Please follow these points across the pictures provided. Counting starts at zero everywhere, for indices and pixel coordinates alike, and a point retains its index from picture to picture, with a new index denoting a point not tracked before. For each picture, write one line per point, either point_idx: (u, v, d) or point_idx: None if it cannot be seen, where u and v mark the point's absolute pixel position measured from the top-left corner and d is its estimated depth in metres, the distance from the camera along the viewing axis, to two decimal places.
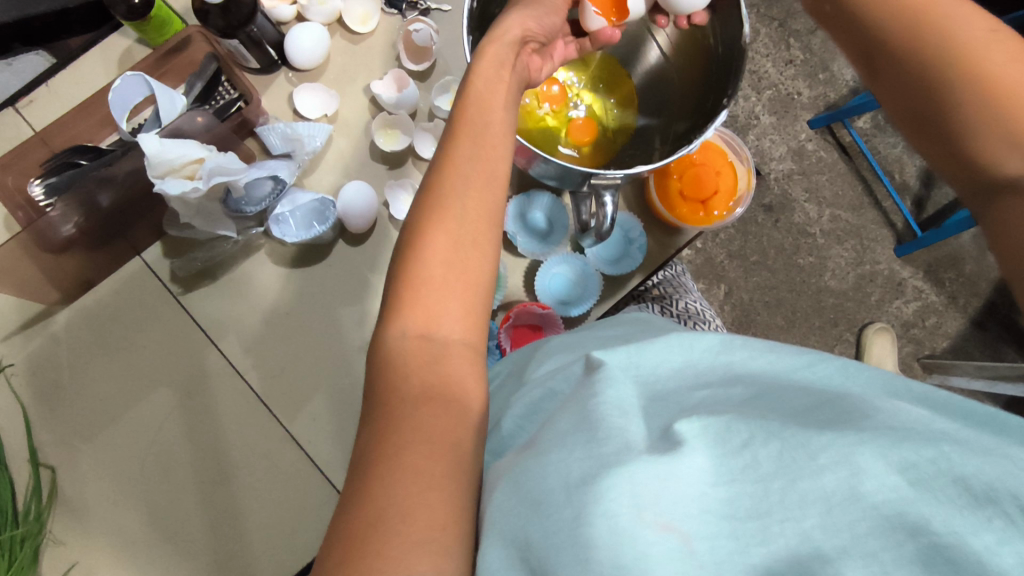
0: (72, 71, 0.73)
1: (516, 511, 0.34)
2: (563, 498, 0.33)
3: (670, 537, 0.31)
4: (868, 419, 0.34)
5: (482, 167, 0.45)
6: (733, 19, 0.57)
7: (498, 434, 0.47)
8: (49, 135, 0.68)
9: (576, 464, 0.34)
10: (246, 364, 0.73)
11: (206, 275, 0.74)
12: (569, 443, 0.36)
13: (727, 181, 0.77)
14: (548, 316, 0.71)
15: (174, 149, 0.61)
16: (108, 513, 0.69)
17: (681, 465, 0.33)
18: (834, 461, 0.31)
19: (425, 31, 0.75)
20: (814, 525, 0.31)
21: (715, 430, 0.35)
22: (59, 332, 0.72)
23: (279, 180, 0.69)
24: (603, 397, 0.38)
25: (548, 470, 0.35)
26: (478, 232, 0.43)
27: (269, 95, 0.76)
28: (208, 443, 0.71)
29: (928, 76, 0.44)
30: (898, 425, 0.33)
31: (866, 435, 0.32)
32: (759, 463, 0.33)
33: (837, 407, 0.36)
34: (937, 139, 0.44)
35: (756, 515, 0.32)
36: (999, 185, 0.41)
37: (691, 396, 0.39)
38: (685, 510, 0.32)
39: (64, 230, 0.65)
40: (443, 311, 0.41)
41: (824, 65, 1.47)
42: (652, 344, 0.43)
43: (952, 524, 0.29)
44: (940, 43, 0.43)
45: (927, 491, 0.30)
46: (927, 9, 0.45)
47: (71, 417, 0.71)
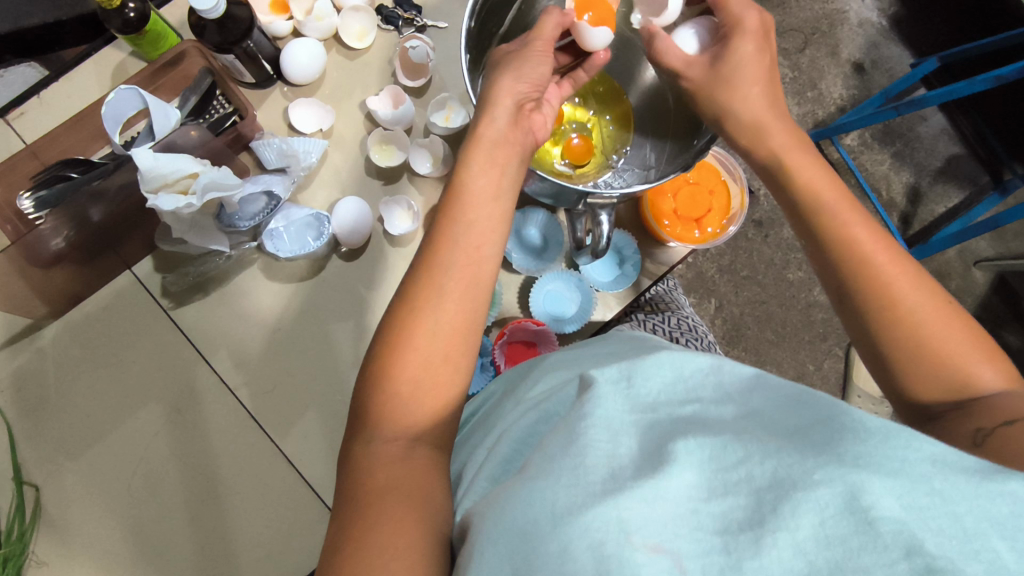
0: (64, 82, 0.72)
1: (511, 548, 0.33)
2: (549, 527, 0.33)
3: (662, 559, 0.31)
4: (861, 442, 0.32)
5: (466, 267, 0.47)
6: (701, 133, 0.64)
7: (492, 458, 0.45)
8: (40, 147, 0.67)
9: (561, 493, 0.34)
10: (237, 380, 0.72)
11: (197, 289, 0.73)
12: (555, 466, 0.35)
13: (720, 201, 0.78)
14: (541, 332, 0.70)
15: (169, 163, 0.60)
16: (92, 531, 0.68)
17: (668, 487, 0.33)
18: (832, 477, 0.31)
19: (421, 49, 0.76)
20: (807, 536, 0.30)
21: (710, 449, 0.35)
22: (45, 346, 0.71)
23: (273, 196, 0.70)
24: (592, 418, 0.38)
25: (534, 498, 0.34)
26: (451, 347, 0.45)
27: (264, 110, 0.76)
28: (196, 460, 0.70)
29: (867, 298, 0.47)
30: (892, 451, 0.31)
31: (861, 460, 0.31)
32: (755, 479, 0.33)
33: (832, 424, 0.35)
34: (875, 360, 0.47)
35: (749, 526, 0.31)
36: (935, 414, 0.44)
37: (682, 413, 0.39)
38: (673, 530, 0.32)
39: (54, 244, 0.64)
40: (417, 406, 0.43)
41: (812, 84, 1.55)
42: (646, 358, 0.42)
43: (944, 548, 0.28)
44: (879, 275, 0.47)
45: (919, 515, 0.29)
46: (854, 238, 0.49)
47: (56, 434, 0.69)
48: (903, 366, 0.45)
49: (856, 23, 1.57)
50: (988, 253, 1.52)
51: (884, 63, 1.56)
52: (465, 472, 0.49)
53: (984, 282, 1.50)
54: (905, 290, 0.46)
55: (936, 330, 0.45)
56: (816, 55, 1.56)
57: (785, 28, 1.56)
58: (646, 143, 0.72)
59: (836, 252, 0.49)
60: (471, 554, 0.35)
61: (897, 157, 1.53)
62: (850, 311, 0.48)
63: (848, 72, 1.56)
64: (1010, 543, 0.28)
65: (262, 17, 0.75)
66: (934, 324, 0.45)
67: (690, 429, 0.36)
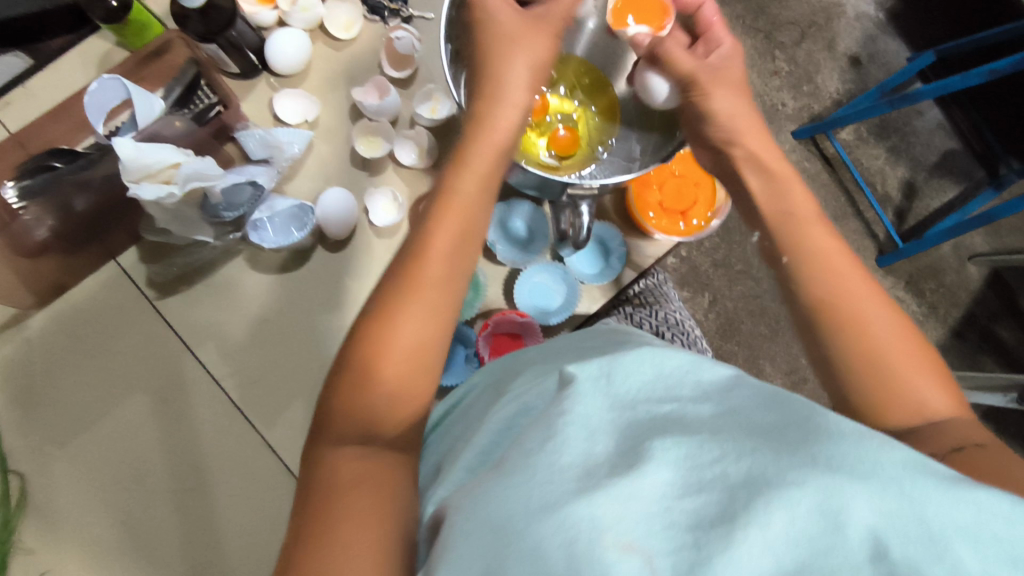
0: (50, 73, 0.72)
1: (482, 544, 0.33)
2: (522, 524, 0.32)
3: (634, 558, 0.30)
4: (839, 447, 0.33)
5: (448, 279, 0.48)
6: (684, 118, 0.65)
7: (469, 452, 0.45)
8: (25, 137, 0.67)
9: (536, 491, 0.34)
10: (223, 370, 0.72)
11: (183, 280, 0.73)
12: (531, 463, 0.35)
13: (705, 194, 0.77)
14: (526, 324, 0.71)
15: (151, 154, 0.60)
16: (79, 520, 0.68)
17: (641, 484, 0.33)
18: (805, 479, 0.31)
19: (407, 40, 0.75)
20: (777, 535, 0.30)
21: (686, 447, 0.34)
22: (33, 336, 0.71)
23: (257, 186, 0.69)
24: (571, 416, 0.37)
25: (508, 493, 0.34)
26: (426, 358, 0.46)
27: (249, 101, 0.75)
28: (183, 450, 0.71)
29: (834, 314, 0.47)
30: (866, 456, 0.32)
31: (833, 463, 0.32)
32: (729, 476, 0.33)
33: (806, 426, 0.35)
34: (833, 378, 0.46)
35: (719, 523, 0.31)
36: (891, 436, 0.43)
37: (659, 407, 0.38)
38: (645, 528, 0.31)
39: (38, 233, 0.67)
40: (391, 412, 0.45)
41: (808, 77, 1.54)
42: (630, 353, 0.41)
43: (909, 552, 0.28)
44: (848, 292, 0.47)
45: (891, 520, 0.29)
46: (822, 251, 0.50)
47: (44, 424, 0.70)
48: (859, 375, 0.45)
49: (853, 16, 1.57)
50: (983, 249, 1.53)
51: (880, 57, 1.56)
52: (443, 462, 0.49)
53: (978, 276, 1.52)
54: (871, 307, 0.46)
55: (899, 350, 0.45)
56: (812, 49, 1.55)
57: (781, 22, 1.55)
58: (632, 135, 0.73)
59: (809, 265, 0.49)
60: (445, 549, 0.35)
61: (892, 151, 1.54)
62: (813, 326, 0.47)
63: (844, 66, 1.55)
64: (974, 546, 0.28)
65: (246, 7, 0.75)
66: (895, 345, 0.45)
67: (668, 428, 0.36)
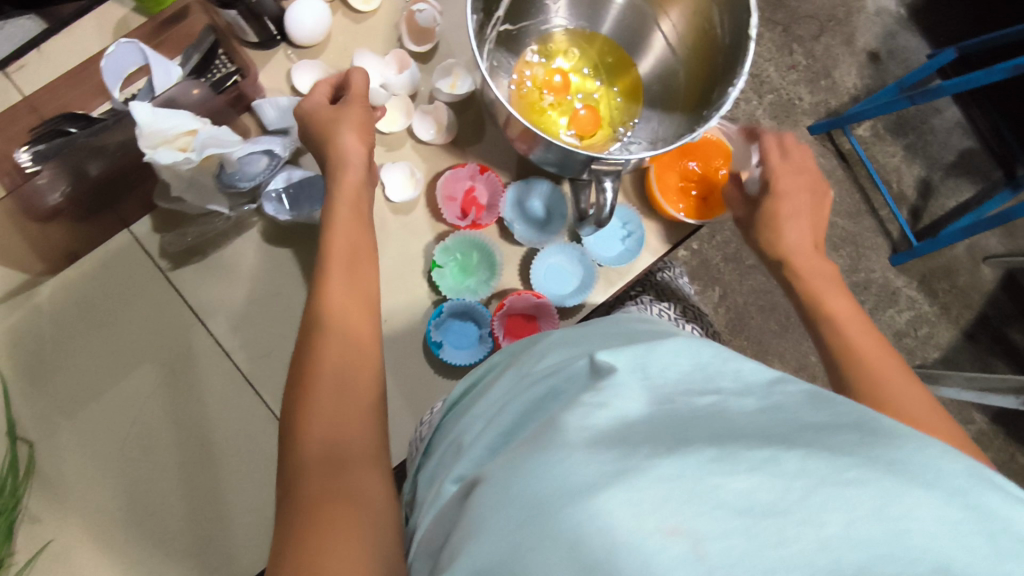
0: (64, 37, 0.71)
1: (514, 523, 0.32)
2: (564, 501, 0.31)
3: (681, 543, 0.29)
4: (898, 448, 0.32)
5: None
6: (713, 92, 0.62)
7: (493, 435, 0.44)
8: (39, 101, 0.66)
9: (572, 470, 0.32)
10: (234, 344, 0.71)
11: (196, 251, 0.72)
12: (574, 440, 0.34)
13: (730, 175, 0.75)
14: (541, 305, 0.70)
15: (168, 120, 0.60)
16: (86, 490, 0.68)
17: (686, 466, 0.31)
18: (867, 479, 0.30)
19: (428, 12, 0.73)
20: (835, 532, 0.29)
21: (733, 439, 0.33)
22: (43, 304, 0.70)
23: (273, 156, 0.68)
24: (609, 404, 0.37)
25: (544, 470, 0.33)
26: None
27: (267, 71, 0.73)
28: (192, 423, 0.70)
29: None
30: (928, 464, 0.31)
31: (894, 466, 0.31)
32: (782, 464, 0.31)
33: (861, 427, 0.34)
34: None
35: (773, 512, 0.30)
36: None
37: (700, 401, 0.37)
38: (692, 512, 0.30)
39: (51, 199, 0.64)
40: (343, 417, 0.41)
41: (826, 72, 1.53)
42: (666, 346, 0.42)
43: (975, 567, 0.28)
44: None
45: (955, 530, 0.29)
46: None
47: (53, 392, 0.69)
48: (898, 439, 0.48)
49: (873, 11, 1.55)
50: (998, 249, 1.52)
51: (900, 53, 1.54)
52: (460, 443, 0.49)
53: (993, 278, 1.51)
54: None
55: None
56: (831, 43, 1.53)
57: (800, 14, 1.53)
58: (656, 116, 0.70)
59: None
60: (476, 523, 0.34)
61: (909, 149, 1.53)
62: None
63: (863, 62, 1.53)
64: None
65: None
66: None
67: (711, 419, 0.35)
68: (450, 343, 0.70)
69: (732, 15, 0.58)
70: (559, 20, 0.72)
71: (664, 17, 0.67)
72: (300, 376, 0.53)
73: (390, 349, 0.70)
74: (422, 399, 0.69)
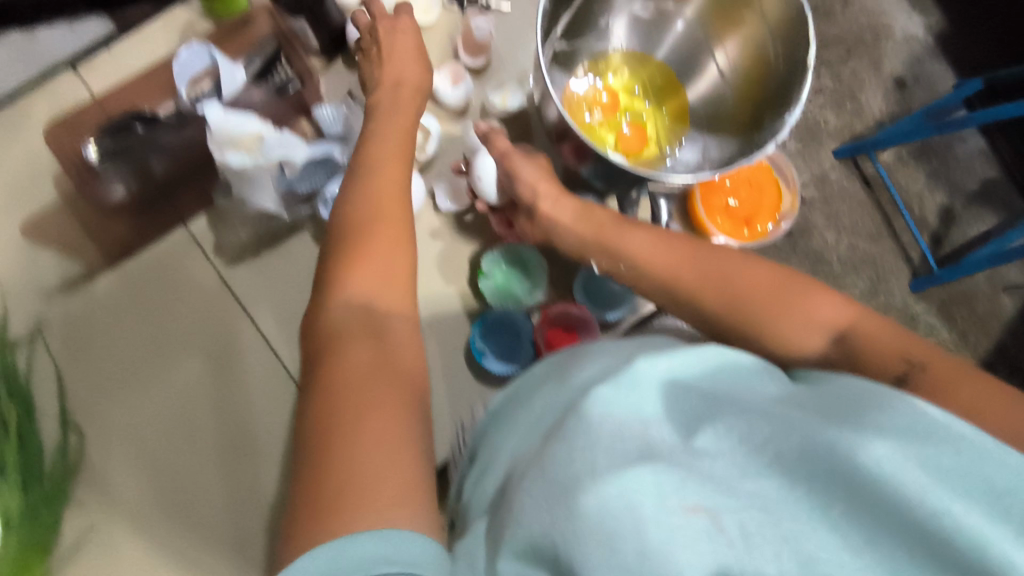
0: (133, 38, 0.73)
1: (544, 502, 0.34)
2: (586, 484, 0.33)
3: (699, 519, 0.31)
4: (887, 414, 0.33)
5: None
6: (769, 119, 0.63)
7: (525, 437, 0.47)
8: (109, 99, 0.69)
9: (597, 455, 0.34)
10: (281, 342, 0.73)
11: (251, 250, 0.73)
12: (589, 429, 0.35)
13: (769, 200, 0.78)
14: (585, 319, 0.72)
15: (237, 123, 0.63)
16: (131, 479, 0.69)
17: (700, 462, 0.33)
18: (857, 446, 0.32)
19: (485, 29, 0.75)
20: (838, 512, 0.31)
21: (739, 429, 0.35)
22: (97, 294, 0.71)
23: (332, 161, 0.69)
24: (630, 385, 0.37)
25: (568, 459, 0.35)
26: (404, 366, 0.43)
27: (328, 77, 0.74)
28: (235, 415, 0.72)
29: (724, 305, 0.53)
30: (918, 424, 0.32)
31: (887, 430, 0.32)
32: (783, 453, 0.33)
33: (857, 404, 0.35)
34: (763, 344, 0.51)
35: (778, 503, 0.31)
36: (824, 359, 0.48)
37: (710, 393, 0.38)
38: (705, 496, 0.31)
39: (116, 194, 0.69)
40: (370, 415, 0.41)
41: (853, 96, 1.54)
42: (679, 354, 0.40)
43: (976, 509, 0.29)
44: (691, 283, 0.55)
45: (948, 482, 0.30)
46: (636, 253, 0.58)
47: (103, 379, 0.71)
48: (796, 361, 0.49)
49: (900, 38, 1.57)
50: (1016, 279, 1.53)
51: (926, 80, 1.56)
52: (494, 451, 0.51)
53: (1010, 308, 1.52)
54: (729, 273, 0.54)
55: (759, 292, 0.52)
56: (858, 68, 1.55)
57: (829, 38, 1.56)
58: (705, 142, 0.72)
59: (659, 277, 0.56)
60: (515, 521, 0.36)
61: (932, 175, 1.54)
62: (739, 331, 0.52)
63: (889, 87, 1.55)
64: None
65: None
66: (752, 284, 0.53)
67: (724, 407, 0.37)
68: (492, 349, 0.72)
69: (792, 47, 0.59)
70: (617, 41, 0.74)
71: (721, 48, 0.69)
72: (314, 345, 0.48)
73: (433, 353, 0.72)
74: (462, 402, 0.71)
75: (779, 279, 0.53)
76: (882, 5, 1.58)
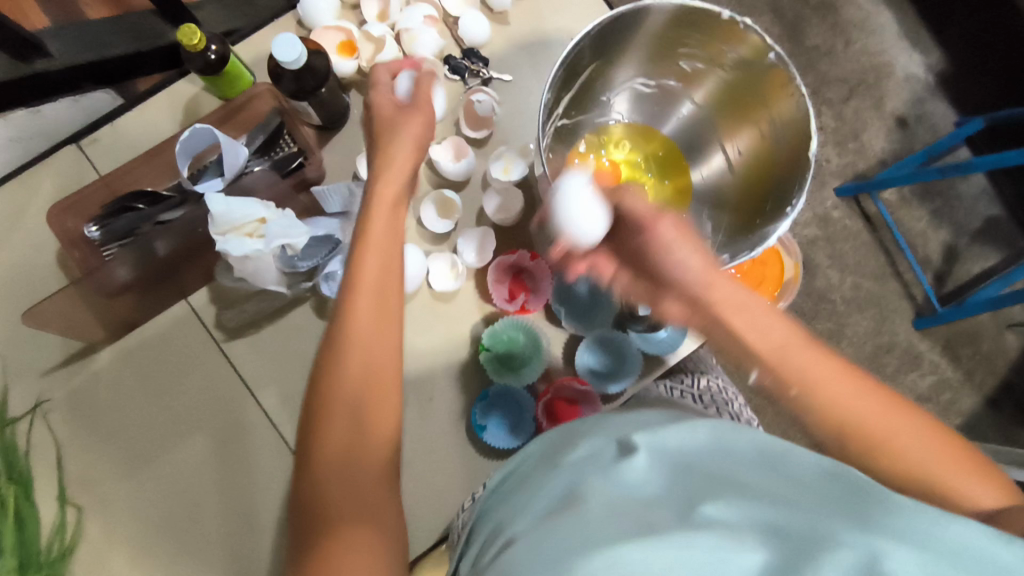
0: (138, 113, 0.74)
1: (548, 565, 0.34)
2: (585, 549, 0.33)
3: None
4: (889, 513, 0.35)
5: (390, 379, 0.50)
6: (773, 201, 0.63)
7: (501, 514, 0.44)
8: (113, 178, 0.69)
9: (602, 526, 0.35)
10: (283, 417, 0.73)
11: (252, 325, 0.74)
12: (597, 512, 0.36)
13: (772, 271, 0.78)
14: (585, 392, 0.72)
15: (238, 209, 0.62)
16: (132, 560, 0.69)
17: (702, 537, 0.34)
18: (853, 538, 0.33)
19: (487, 104, 0.75)
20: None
21: (740, 510, 0.36)
22: (100, 370, 0.72)
23: (333, 240, 0.69)
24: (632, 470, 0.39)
25: (575, 524, 0.35)
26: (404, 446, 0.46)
27: (330, 151, 0.76)
28: (238, 494, 0.71)
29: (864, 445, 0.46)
30: (915, 526, 0.34)
31: (887, 528, 0.34)
32: (784, 532, 0.34)
33: (852, 492, 0.37)
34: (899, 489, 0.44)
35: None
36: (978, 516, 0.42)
37: (717, 467, 0.39)
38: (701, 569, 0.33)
39: (118, 275, 0.66)
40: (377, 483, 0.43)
41: (855, 134, 1.55)
42: (675, 428, 0.41)
43: None
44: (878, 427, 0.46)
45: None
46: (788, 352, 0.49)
47: (102, 458, 0.70)
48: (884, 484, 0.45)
49: (902, 77, 1.57)
50: (1021, 317, 1.52)
51: (928, 118, 1.56)
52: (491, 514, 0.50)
53: (1015, 346, 1.51)
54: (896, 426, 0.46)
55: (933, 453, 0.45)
56: (860, 107, 1.56)
57: (830, 78, 1.56)
58: (705, 218, 0.72)
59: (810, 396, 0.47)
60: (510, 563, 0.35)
61: (935, 215, 1.54)
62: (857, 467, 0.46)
63: (891, 126, 1.55)
64: None
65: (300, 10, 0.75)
66: (909, 440, 0.45)
67: (724, 488, 0.37)
68: (495, 425, 0.71)
69: (797, 148, 0.61)
70: (618, 115, 0.75)
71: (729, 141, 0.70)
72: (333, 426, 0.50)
73: (435, 427, 0.71)
74: (465, 477, 0.71)
75: (954, 449, 0.46)
76: (884, 43, 1.58)
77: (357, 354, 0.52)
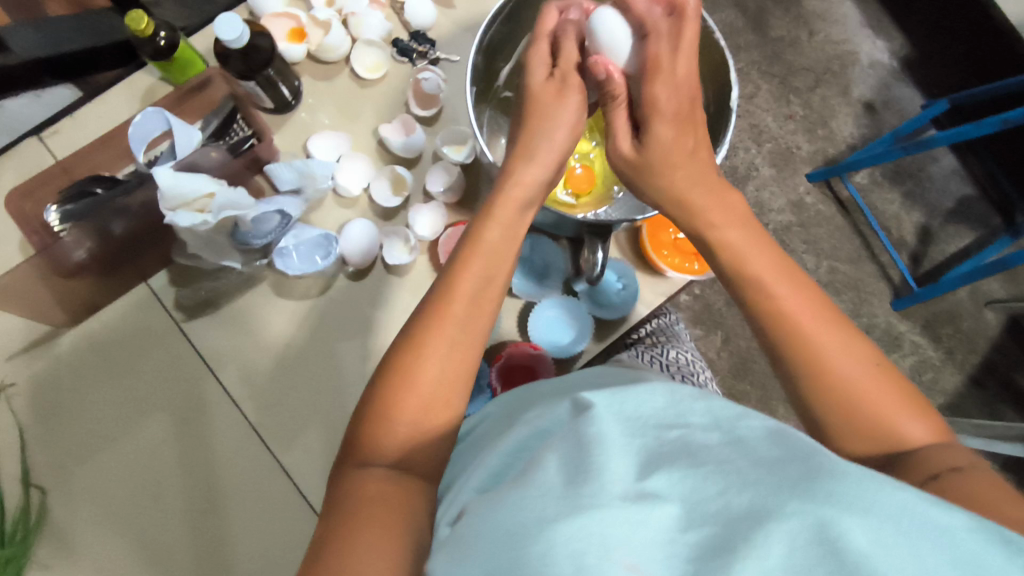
0: (97, 104, 0.77)
1: (492, 552, 0.32)
2: (535, 534, 0.31)
3: None
4: (838, 479, 0.31)
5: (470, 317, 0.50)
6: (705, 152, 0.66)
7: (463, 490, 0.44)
8: (71, 164, 0.71)
9: (550, 504, 0.32)
10: (242, 393, 0.73)
11: (211, 304, 0.75)
12: (542, 490, 0.33)
13: None
14: (539, 356, 0.72)
15: (188, 183, 0.63)
16: (96, 540, 0.69)
17: (650, 514, 0.31)
18: (800, 510, 0.30)
19: (433, 81, 0.78)
20: (775, 564, 0.28)
21: (688, 482, 0.33)
22: (62, 354, 0.73)
23: (285, 215, 0.72)
24: (588, 439, 0.35)
25: (518, 508, 0.33)
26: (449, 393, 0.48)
27: (283, 134, 0.79)
28: (201, 473, 0.72)
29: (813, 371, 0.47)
30: (868, 495, 0.30)
31: (835, 497, 0.30)
32: (731, 508, 0.31)
33: (806, 463, 0.33)
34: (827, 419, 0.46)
35: (722, 553, 0.29)
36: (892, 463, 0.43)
37: (672, 432, 0.36)
38: (649, 552, 0.30)
39: (76, 256, 0.68)
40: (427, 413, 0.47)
41: (823, 122, 1.57)
42: (633, 393, 0.38)
43: None
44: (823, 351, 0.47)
45: (884, 550, 0.28)
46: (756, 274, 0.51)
47: (65, 440, 0.71)
48: (809, 399, 0.47)
49: (867, 63, 1.60)
50: (1000, 294, 1.52)
51: (894, 103, 1.59)
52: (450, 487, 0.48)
53: (995, 323, 1.51)
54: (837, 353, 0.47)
55: (869, 388, 0.46)
56: (827, 94, 1.58)
57: (796, 67, 1.59)
58: None
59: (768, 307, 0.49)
60: (453, 552, 0.34)
61: (907, 197, 1.55)
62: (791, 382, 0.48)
63: (858, 111, 1.58)
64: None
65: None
66: (860, 379, 0.46)
67: (674, 456, 0.34)
68: None
69: (719, 91, 0.65)
70: None
71: None
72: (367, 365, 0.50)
73: None
74: None
75: (898, 394, 0.46)
76: (847, 32, 1.61)
77: (467, 302, 0.50)
